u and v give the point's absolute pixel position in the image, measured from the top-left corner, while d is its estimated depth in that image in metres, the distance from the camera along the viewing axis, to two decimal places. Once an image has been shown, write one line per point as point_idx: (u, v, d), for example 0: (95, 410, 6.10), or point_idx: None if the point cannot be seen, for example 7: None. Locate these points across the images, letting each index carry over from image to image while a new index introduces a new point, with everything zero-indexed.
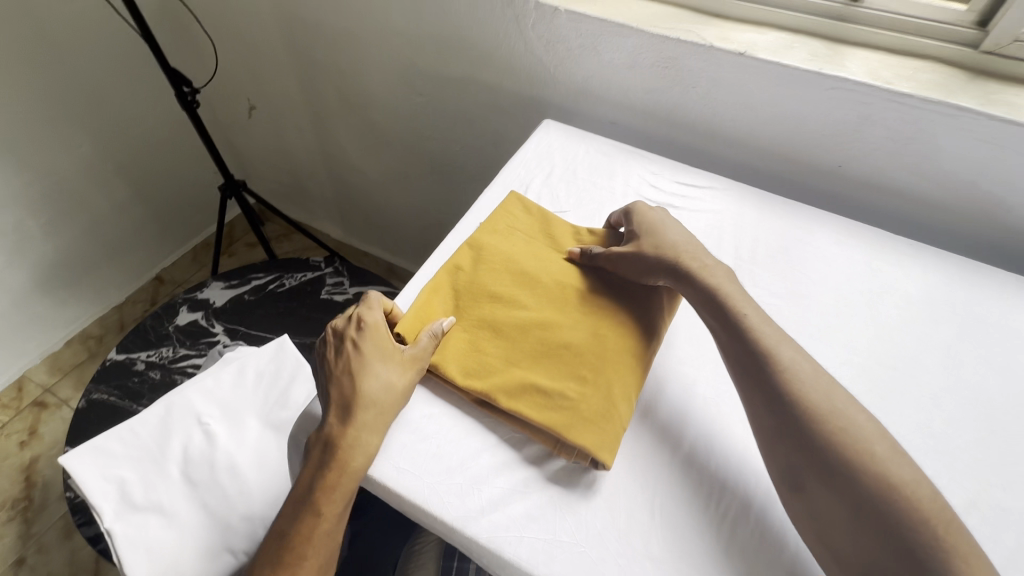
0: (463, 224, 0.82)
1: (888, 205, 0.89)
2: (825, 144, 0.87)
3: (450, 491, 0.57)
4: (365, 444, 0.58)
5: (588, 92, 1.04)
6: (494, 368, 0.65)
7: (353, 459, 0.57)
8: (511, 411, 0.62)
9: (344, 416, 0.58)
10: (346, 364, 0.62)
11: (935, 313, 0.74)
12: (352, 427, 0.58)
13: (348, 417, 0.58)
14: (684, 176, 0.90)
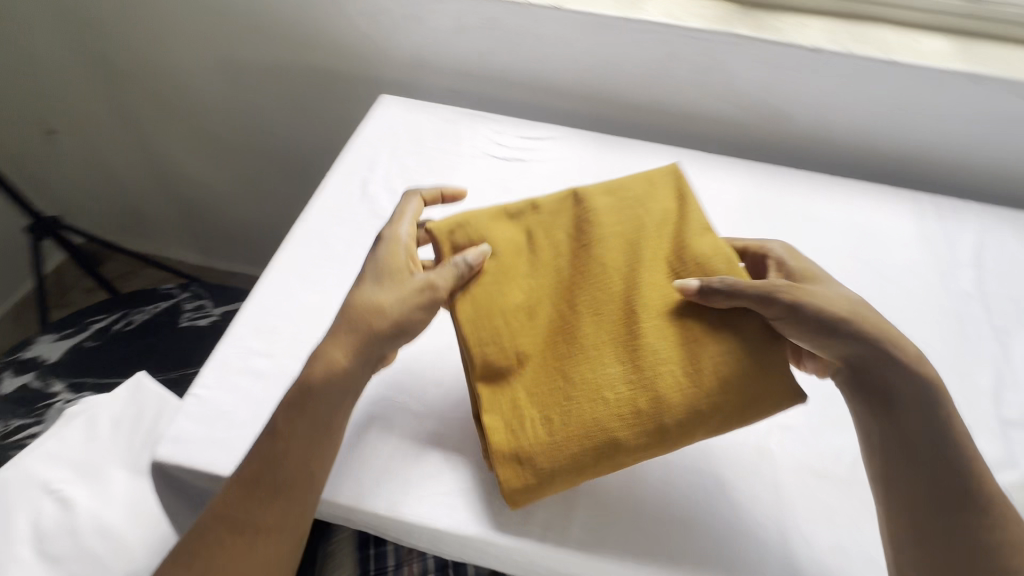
0: (312, 211, 0.78)
1: (700, 135, 1.01)
2: (644, 84, 0.96)
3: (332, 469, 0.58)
4: (354, 348, 0.57)
5: (423, 62, 1.03)
6: (543, 380, 0.58)
7: (338, 360, 0.57)
8: (520, 416, 0.56)
9: (351, 318, 0.58)
10: (370, 274, 0.61)
11: (752, 213, 0.85)
12: (352, 326, 0.58)
13: (356, 317, 0.58)
14: (527, 130, 0.94)
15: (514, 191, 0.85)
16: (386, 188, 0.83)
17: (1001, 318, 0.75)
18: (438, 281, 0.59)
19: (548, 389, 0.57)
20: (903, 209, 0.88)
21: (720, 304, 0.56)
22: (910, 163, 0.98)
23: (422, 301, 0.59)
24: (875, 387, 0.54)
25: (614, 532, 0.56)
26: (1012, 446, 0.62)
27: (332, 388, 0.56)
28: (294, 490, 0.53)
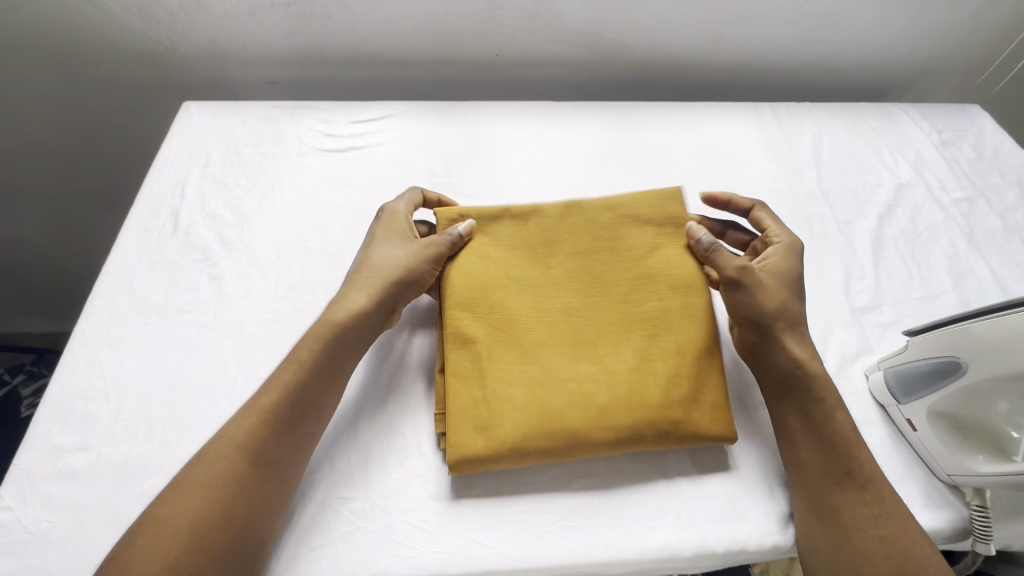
0: (112, 260, 0.66)
1: (536, 82, 0.97)
2: (474, 39, 0.89)
3: None
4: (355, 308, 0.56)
5: (223, 54, 0.89)
6: (510, 376, 0.55)
7: (348, 309, 0.56)
8: (494, 417, 0.53)
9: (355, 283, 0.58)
10: (377, 235, 0.62)
11: (606, 157, 0.82)
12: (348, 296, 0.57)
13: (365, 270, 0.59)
14: (358, 113, 0.84)
15: (353, 185, 0.76)
16: (203, 213, 0.71)
17: (843, 211, 0.78)
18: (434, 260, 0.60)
19: (525, 394, 0.54)
20: (746, 122, 0.89)
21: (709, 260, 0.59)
22: (747, 74, 0.99)
23: (429, 254, 0.60)
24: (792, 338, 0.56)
25: (519, 531, 0.51)
26: (866, 332, 0.66)
27: (315, 376, 0.52)
28: (281, 478, 0.49)
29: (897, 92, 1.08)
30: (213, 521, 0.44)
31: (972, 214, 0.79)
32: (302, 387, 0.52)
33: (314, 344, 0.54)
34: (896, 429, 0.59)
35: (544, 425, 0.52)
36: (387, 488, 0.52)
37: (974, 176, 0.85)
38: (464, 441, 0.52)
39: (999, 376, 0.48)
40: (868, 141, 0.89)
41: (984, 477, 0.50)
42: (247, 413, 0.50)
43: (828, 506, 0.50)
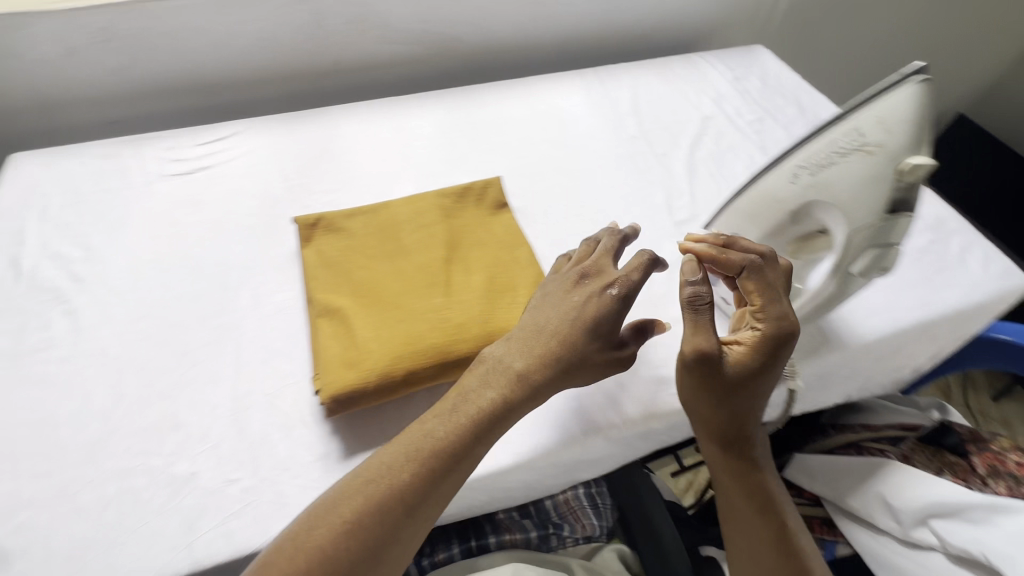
0: None
1: (381, 80, 1.02)
2: (308, 50, 0.93)
3: None
4: (506, 395, 0.51)
5: (47, 101, 0.87)
6: (375, 322, 0.60)
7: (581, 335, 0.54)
8: (364, 352, 0.56)
9: (523, 356, 0.53)
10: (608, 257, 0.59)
11: (452, 136, 0.89)
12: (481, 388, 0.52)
13: (532, 342, 0.54)
14: (203, 135, 0.86)
15: (207, 201, 0.78)
16: (48, 255, 0.70)
17: (661, 146, 0.90)
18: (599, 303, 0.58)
19: (389, 330, 0.58)
20: (573, 88, 1.00)
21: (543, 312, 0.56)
22: (571, 47, 1.11)
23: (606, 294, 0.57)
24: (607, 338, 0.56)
25: None
26: (688, 239, 0.77)
27: (467, 449, 0.49)
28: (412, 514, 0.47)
29: (702, 44, 1.25)
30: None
31: (763, 130, 0.94)
32: (459, 461, 0.48)
33: (471, 416, 0.50)
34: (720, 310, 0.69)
35: (409, 350, 0.57)
36: (273, 463, 0.55)
37: (762, 101, 1.00)
38: (335, 378, 0.54)
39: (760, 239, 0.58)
40: (675, 86, 1.02)
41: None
42: (402, 469, 0.46)
43: (729, 468, 0.63)
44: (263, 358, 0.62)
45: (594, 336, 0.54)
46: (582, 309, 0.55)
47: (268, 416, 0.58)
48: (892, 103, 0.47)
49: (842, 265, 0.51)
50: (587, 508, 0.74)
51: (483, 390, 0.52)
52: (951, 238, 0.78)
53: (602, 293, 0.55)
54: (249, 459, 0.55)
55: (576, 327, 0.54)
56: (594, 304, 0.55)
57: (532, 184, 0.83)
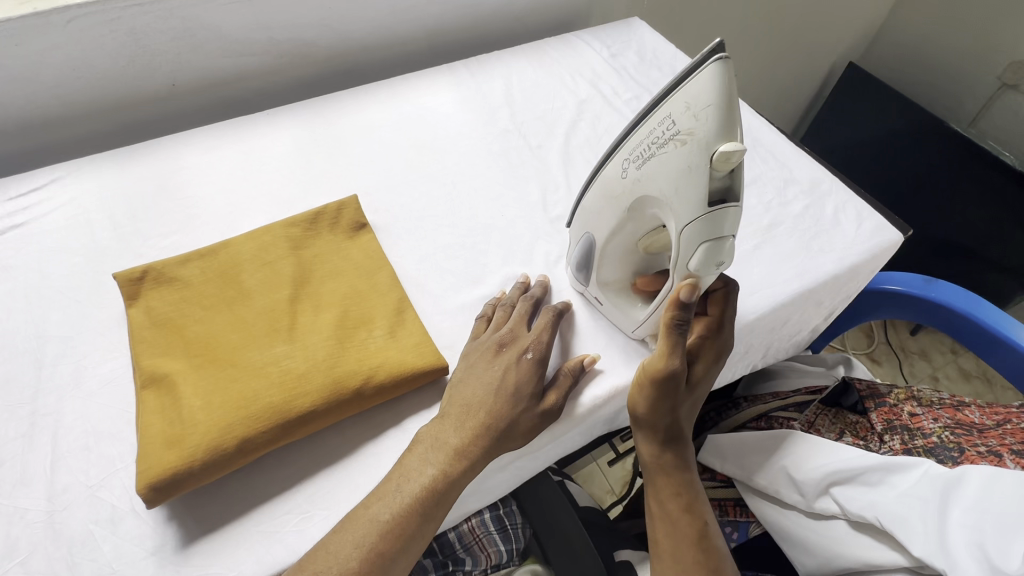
0: None
1: (232, 98, 0.93)
2: (133, 74, 0.83)
3: None
4: (447, 472, 0.49)
5: None
6: (205, 385, 0.53)
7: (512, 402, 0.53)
8: (188, 426, 0.50)
9: (456, 431, 0.51)
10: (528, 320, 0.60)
11: (308, 153, 0.82)
12: (426, 462, 0.50)
13: (469, 415, 0.52)
14: (15, 186, 0.75)
15: (19, 264, 0.68)
16: None
17: (536, 137, 0.86)
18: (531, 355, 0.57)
19: (219, 394, 0.52)
20: (442, 84, 0.94)
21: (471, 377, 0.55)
22: (441, 39, 1.05)
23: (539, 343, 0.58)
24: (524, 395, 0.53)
25: (256, 544, 0.49)
26: (565, 236, 0.73)
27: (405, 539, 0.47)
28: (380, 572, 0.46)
29: (584, 20, 1.21)
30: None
31: (641, 108, 0.91)
32: (393, 557, 0.46)
33: (399, 498, 0.48)
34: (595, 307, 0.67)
35: (243, 415, 0.51)
36: (96, 567, 0.48)
37: (639, 77, 0.97)
38: (153, 461, 0.48)
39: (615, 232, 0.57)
40: (551, 70, 0.98)
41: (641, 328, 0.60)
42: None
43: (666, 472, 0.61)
44: (85, 443, 0.54)
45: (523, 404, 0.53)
46: (502, 377, 0.54)
47: (90, 513, 0.50)
48: (700, 85, 0.46)
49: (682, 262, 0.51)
50: (494, 532, 0.69)
51: (417, 467, 0.49)
52: (825, 201, 0.78)
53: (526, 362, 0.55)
54: (65, 569, 0.47)
55: (501, 396, 0.53)
56: (514, 373, 0.54)
57: (398, 196, 0.77)
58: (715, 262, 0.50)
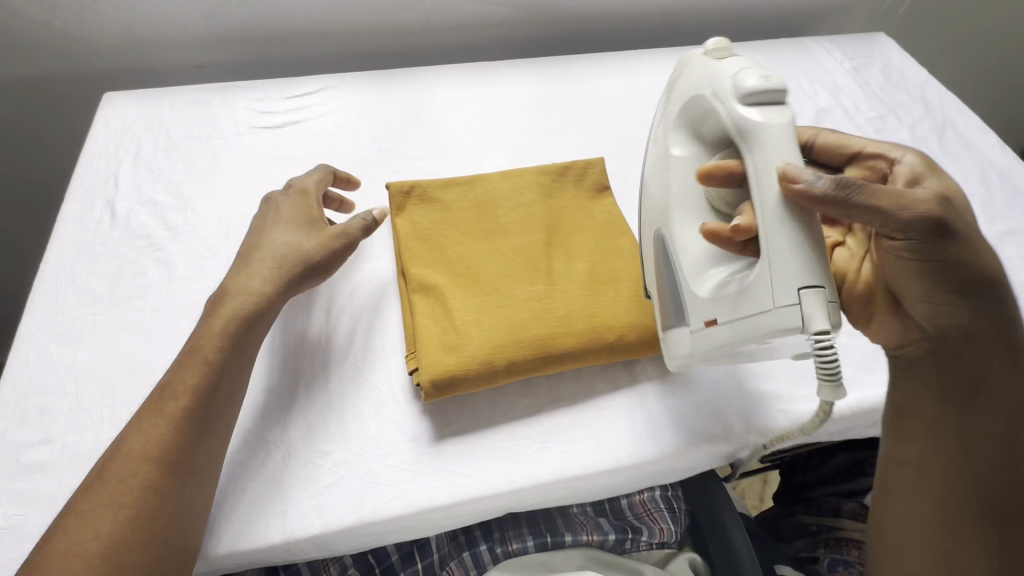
0: (49, 258, 0.63)
1: (471, 42, 0.97)
2: (401, 4, 0.88)
3: None
4: (252, 308, 0.52)
5: (141, 41, 0.86)
6: (473, 305, 0.57)
7: (282, 257, 0.56)
8: (462, 337, 0.54)
9: (248, 275, 0.55)
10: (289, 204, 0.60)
11: (545, 109, 0.84)
12: (241, 290, 0.53)
13: (252, 262, 0.55)
14: (291, 87, 0.83)
15: (296, 158, 0.75)
16: (141, 201, 0.69)
17: None
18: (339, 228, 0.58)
19: (488, 316, 0.56)
20: (675, 65, 0.92)
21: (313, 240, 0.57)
22: (671, 20, 1.03)
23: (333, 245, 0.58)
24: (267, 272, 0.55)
25: (502, 459, 0.53)
26: None
27: (232, 363, 0.50)
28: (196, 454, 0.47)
29: (814, 25, 1.14)
30: (136, 533, 0.42)
31: (885, 129, 0.86)
32: (178, 430, 0.46)
33: (223, 328, 0.51)
34: (708, 356, 0.50)
35: (510, 341, 0.55)
36: (365, 438, 0.53)
37: (884, 96, 0.91)
38: (435, 363, 0.53)
39: (679, 201, 0.53)
40: (788, 71, 0.94)
41: (774, 277, 0.43)
42: (150, 418, 0.47)
43: (943, 389, 0.48)
44: (354, 328, 0.60)
45: (297, 237, 0.57)
46: (266, 224, 0.58)
47: (361, 391, 0.56)
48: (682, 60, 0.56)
49: (733, 122, 0.47)
50: (665, 511, 0.70)
51: (214, 314, 0.52)
52: None
53: (301, 197, 0.60)
54: (342, 432, 0.54)
55: (260, 236, 0.57)
56: (301, 224, 0.58)
57: (632, 168, 0.78)
58: (776, 115, 0.46)
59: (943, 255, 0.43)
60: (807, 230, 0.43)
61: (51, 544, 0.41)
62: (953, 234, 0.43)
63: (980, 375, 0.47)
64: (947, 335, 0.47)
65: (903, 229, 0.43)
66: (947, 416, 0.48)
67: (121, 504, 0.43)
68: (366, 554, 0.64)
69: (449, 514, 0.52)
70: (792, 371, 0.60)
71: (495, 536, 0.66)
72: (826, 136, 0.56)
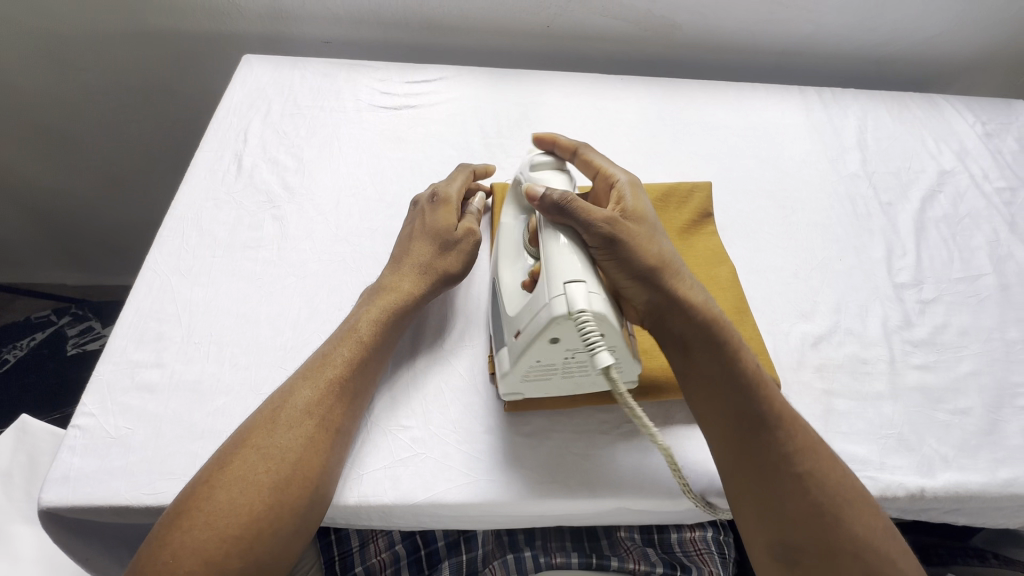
0: (178, 198, 0.68)
1: (587, 51, 0.97)
2: (529, 8, 0.90)
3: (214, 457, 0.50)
4: (394, 305, 0.56)
5: (282, 12, 0.91)
6: None
7: (425, 262, 0.59)
8: None
9: (398, 271, 0.59)
10: (427, 207, 0.62)
11: (654, 129, 0.84)
12: (394, 284, 0.57)
13: (403, 259, 0.59)
14: (412, 73, 0.86)
15: (409, 141, 0.78)
16: (265, 159, 0.74)
17: (886, 193, 0.80)
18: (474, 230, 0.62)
19: None
20: (792, 104, 0.90)
21: (445, 241, 0.60)
22: (790, 59, 1.01)
23: (468, 249, 0.61)
24: (409, 271, 0.58)
25: (574, 468, 0.53)
26: (906, 307, 0.68)
27: (381, 346, 0.54)
28: (347, 415, 0.50)
29: (940, 83, 1.09)
30: (294, 479, 0.45)
31: (1013, 203, 0.81)
32: (342, 388, 0.51)
33: (376, 313, 0.55)
34: (526, 374, 0.50)
35: None
36: (444, 421, 0.55)
37: (1017, 168, 0.86)
38: None
39: (506, 253, 0.56)
40: (912, 126, 0.89)
41: (547, 278, 0.47)
42: (308, 379, 0.50)
43: (705, 383, 0.50)
44: (442, 312, 0.62)
45: (443, 244, 0.60)
46: (416, 224, 0.62)
47: (447, 377, 0.57)
48: None
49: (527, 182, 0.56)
50: (714, 555, 0.67)
51: (371, 301, 0.56)
52: None
53: (443, 204, 0.62)
54: (423, 412, 0.55)
55: (412, 238, 0.61)
56: (437, 224, 0.61)
57: (735, 202, 0.76)
58: (549, 177, 0.55)
59: (615, 257, 0.49)
60: (571, 240, 0.49)
61: (220, 475, 0.44)
62: (621, 233, 0.49)
63: (717, 370, 0.50)
64: (663, 317, 0.51)
65: (594, 238, 0.49)
66: (730, 416, 0.49)
67: (291, 448, 0.46)
68: (414, 533, 0.65)
69: (514, 509, 0.52)
70: (884, 439, 0.57)
71: (537, 544, 0.65)
72: (586, 153, 0.58)
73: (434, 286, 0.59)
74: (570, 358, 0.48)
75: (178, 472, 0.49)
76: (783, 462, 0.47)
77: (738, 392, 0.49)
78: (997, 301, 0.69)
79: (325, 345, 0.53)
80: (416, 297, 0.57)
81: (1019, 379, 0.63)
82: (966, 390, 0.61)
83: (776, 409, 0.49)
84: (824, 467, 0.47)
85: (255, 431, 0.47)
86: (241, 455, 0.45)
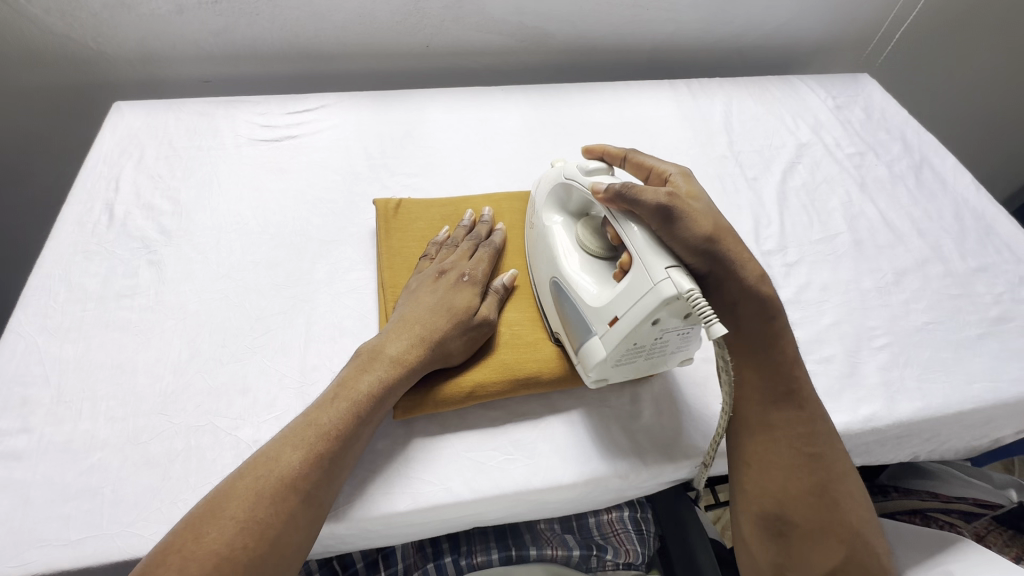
0: (45, 254, 0.66)
1: (469, 65, 1.01)
2: (403, 30, 0.92)
3: (90, 515, 0.49)
4: (384, 378, 0.53)
5: (153, 55, 0.90)
6: None
7: (432, 338, 0.56)
8: None
9: (399, 336, 0.56)
10: (441, 280, 0.61)
11: (535, 134, 0.88)
12: (391, 353, 0.55)
13: (412, 328, 0.57)
14: (293, 104, 0.86)
15: (291, 170, 0.78)
16: (139, 205, 0.72)
17: (751, 169, 0.86)
18: (488, 314, 0.60)
19: None
20: (663, 97, 0.96)
21: (468, 321, 0.58)
22: (662, 55, 1.07)
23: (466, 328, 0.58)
24: (409, 341, 0.56)
25: (464, 468, 0.55)
26: (773, 271, 0.73)
27: (369, 419, 0.52)
28: (328, 487, 0.48)
29: (800, 64, 1.19)
30: (269, 551, 0.43)
31: (863, 165, 0.89)
32: (331, 463, 0.48)
33: (373, 382, 0.53)
34: (618, 358, 0.53)
35: (480, 365, 0.59)
36: None
37: (864, 134, 0.95)
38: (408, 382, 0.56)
39: (561, 254, 0.59)
40: (772, 107, 0.97)
41: (646, 262, 0.49)
42: (297, 445, 0.48)
43: (774, 356, 0.54)
44: (331, 335, 0.62)
45: (461, 321, 0.58)
46: (428, 294, 0.60)
47: None
48: (545, 179, 0.64)
49: (587, 182, 0.57)
50: (631, 532, 0.69)
51: (363, 369, 0.54)
52: None
53: (468, 284, 0.61)
54: None
55: (436, 308, 0.58)
56: (457, 299, 0.59)
57: None
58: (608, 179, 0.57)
59: (677, 235, 0.51)
60: (638, 226, 0.51)
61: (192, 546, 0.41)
62: (679, 211, 0.51)
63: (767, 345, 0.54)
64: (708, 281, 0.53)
65: (652, 217, 0.50)
66: (757, 390, 0.54)
67: (269, 520, 0.44)
68: (332, 560, 0.64)
69: (416, 519, 0.53)
70: None
71: (461, 548, 0.65)
72: (636, 157, 0.61)
73: (426, 368, 0.56)
74: (660, 338, 0.52)
75: (50, 539, 0.47)
76: (799, 442, 0.52)
77: (774, 366, 0.54)
78: (852, 256, 0.76)
79: (313, 408, 0.51)
80: (402, 377, 0.54)
81: (874, 323, 0.69)
82: (829, 339, 0.67)
83: (805, 392, 0.54)
84: (835, 448, 0.53)
85: (232, 500, 0.44)
86: (210, 528, 0.42)
